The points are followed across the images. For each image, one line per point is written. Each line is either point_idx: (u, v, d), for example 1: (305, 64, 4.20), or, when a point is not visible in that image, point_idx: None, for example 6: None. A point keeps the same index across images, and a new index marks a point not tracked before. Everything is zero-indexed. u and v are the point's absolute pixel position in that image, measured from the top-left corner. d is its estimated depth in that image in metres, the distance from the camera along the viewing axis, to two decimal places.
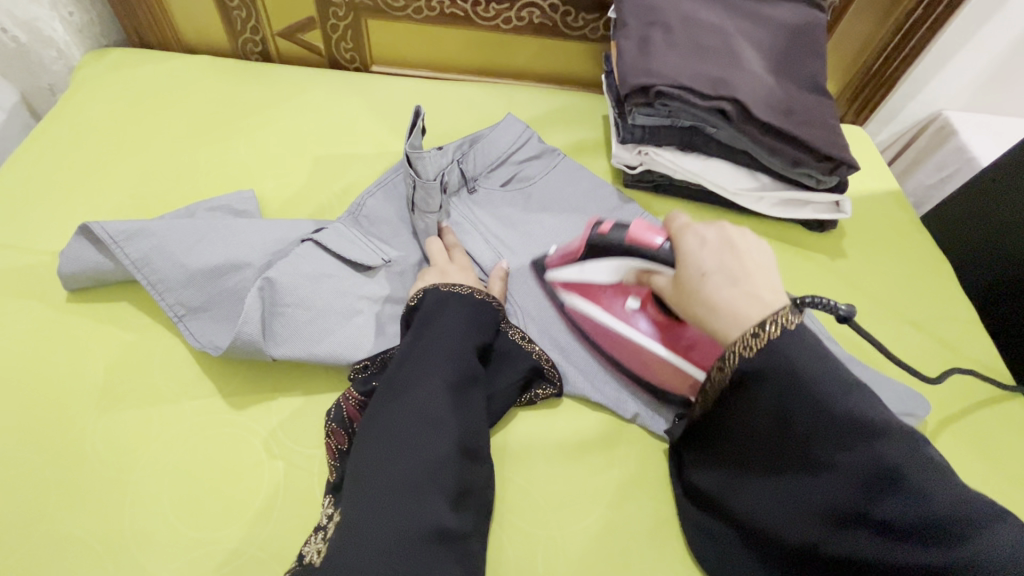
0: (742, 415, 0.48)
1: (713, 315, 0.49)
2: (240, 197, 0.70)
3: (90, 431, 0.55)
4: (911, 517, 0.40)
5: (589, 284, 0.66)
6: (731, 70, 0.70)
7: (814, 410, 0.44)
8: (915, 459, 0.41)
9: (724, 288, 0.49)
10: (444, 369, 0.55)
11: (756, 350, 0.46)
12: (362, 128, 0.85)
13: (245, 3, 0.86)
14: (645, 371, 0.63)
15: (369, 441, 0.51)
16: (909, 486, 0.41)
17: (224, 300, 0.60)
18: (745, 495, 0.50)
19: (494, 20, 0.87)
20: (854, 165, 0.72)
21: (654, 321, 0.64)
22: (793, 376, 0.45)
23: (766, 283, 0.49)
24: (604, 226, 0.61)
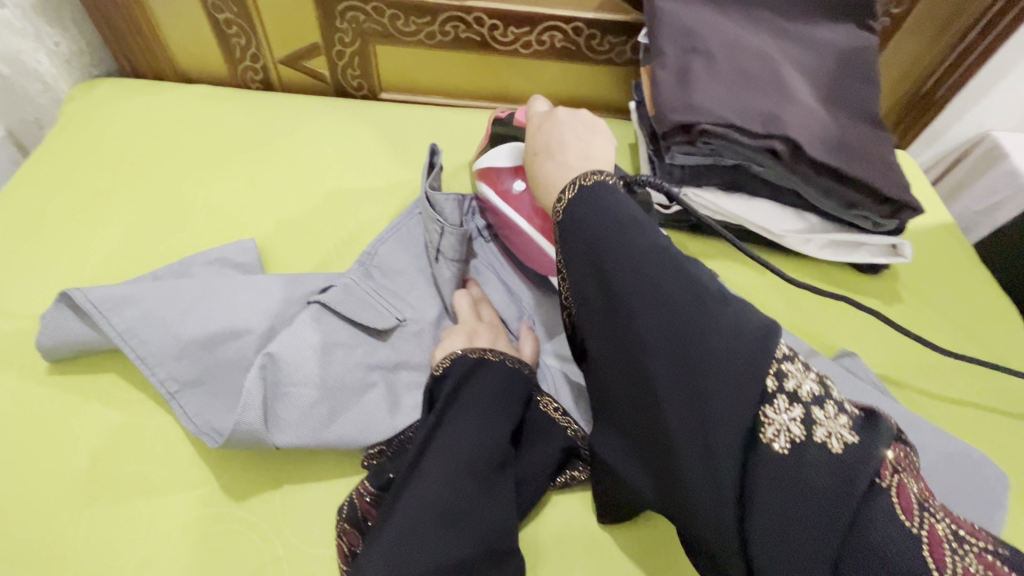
0: (579, 299, 0.46)
1: (540, 186, 0.53)
2: (240, 248, 0.64)
3: (70, 529, 0.48)
4: (677, 334, 0.39)
5: (488, 166, 0.66)
6: (782, 103, 0.63)
7: (642, 279, 0.41)
8: (656, 264, 0.41)
9: (547, 165, 0.52)
10: (466, 453, 0.48)
11: (559, 214, 0.47)
12: (371, 163, 0.78)
13: (245, 30, 0.80)
14: (523, 252, 0.64)
15: (380, 546, 0.45)
16: (664, 296, 0.40)
17: (222, 373, 0.54)
18: (591, 383, 0.48)
19: (512, 44, 0.80)
20: (918, 207, 0.65)
21: (531, 204, 0.62)
22: (613, 239, 0.43)
23: (584, 152, 0.51)
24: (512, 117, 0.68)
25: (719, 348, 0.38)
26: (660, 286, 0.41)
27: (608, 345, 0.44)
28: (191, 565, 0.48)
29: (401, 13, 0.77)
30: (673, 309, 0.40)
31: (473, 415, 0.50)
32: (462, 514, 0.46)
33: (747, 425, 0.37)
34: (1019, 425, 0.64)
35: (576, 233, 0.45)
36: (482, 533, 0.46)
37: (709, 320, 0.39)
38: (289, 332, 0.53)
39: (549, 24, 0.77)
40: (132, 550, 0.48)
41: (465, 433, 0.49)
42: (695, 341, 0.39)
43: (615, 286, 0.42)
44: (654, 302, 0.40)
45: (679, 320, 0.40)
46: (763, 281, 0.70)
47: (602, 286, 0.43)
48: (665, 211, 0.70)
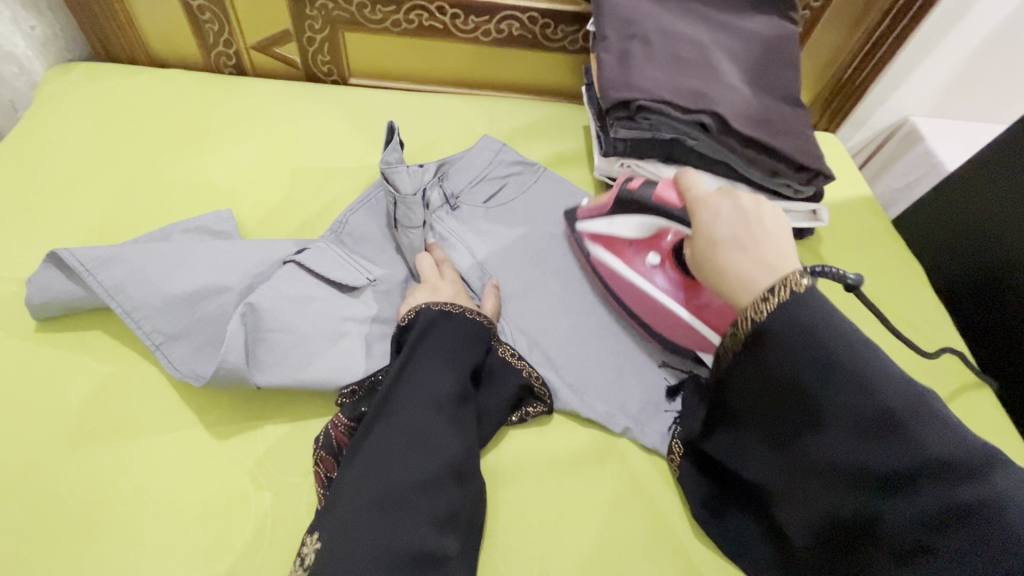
0: (773, 402, 0.48)
1: (726, 280, 0.49)
2: (218, 217, 0.69)
3: (64, 467, 0.52)
4: (905, 465, 0.41)
5: (613, 237, 0.68)
6: (710, 82, 0.71)
7: (880, 417, 0.42)
8: (914, 408, 0.42)
9: (736, 257, 0.49)
10: (430, 387, 0.54)
11: (766, 315, 0.46)
12: (342, 144, 0.83)
13: (217, 16, 0.84)
14: (670, 331, 0.65)
15: (355, 468, 0.51)
16: (906, 434, 0.41)
17: (204, 326, 0.58)
18: (759, 465, 0.51)
19: (473, 32, 0.86)
20: (830, 173, 0.73)
21: (673, 279, 0.66)
22: (833, 360, 0.44)
23: (776, 250, 0.49)
24: (632, 183, 0.64)
25: (964, 497, 0.40)
26: (903, 424, 0.41)
27: (806, 454, 0.46)
28: (178, 497, 0.52)
29: (368, 2, 0.82)
30: (917, 452, 0.41)
31: (435, 354, 0.57)
32: (426, 437, 0.52)
33: (976, 563, 0.39)
34: (921, 369, 0.72)
35: (783, 343, 0.45)
36: (446, 454, 0.52)
37: (956, 460, 0.40)
38: (267, 286, 0.58)
39: (506, 13, 0.84)
40: (120, 486, 0.52)
41: (429, 371, 0.55)
42: (933, 482, 0.41)
43: (836, 414, 0.44)
44: (867, 428, 0.43)
45: (912, 463, 0.41)
46: None
47: (825, 408, 0.44)
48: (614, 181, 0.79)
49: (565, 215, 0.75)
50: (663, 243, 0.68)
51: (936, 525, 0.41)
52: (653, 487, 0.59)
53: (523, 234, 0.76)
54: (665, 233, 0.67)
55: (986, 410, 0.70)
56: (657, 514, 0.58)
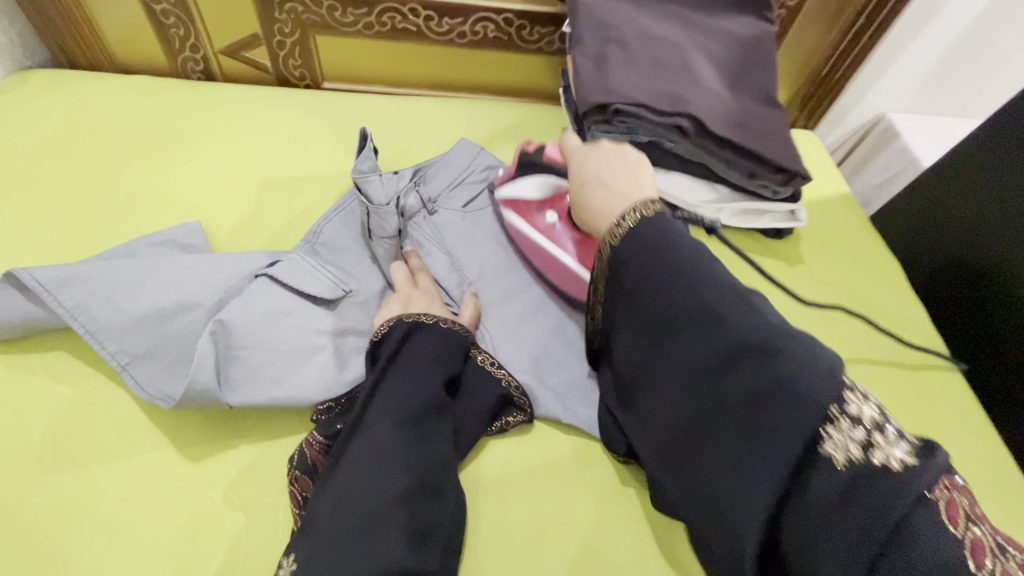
0: (640, 324, 0.50)
1: (593, 215, 0.56)
2: (187, 230, 0.67)
3: (25, 497, 0.50)
4: (735, 347, 0.43)
5: (519, 200, 0.71)
6: (687, 85, 0.70)
7: (715, 314, 0.45)
8: (739, 305, 0.44)
9: (602, 196, 0.55)
10: (406, 398, 0.53)
11: (620, 236, 0.51)
12: (316, 150, 0.81)
13: (183, 20, 0.82)
14: (566, 284, 0.67)
15: (331, 487, 0.49)
16: (728, 325, 0.44)
17: (174, 344, 0.57)
18: (640, 401, 0.50)
19: (448, 34, 0.85)
20: (807, 174, 0.73)
21: (570, 235, 0.67)
22: (670, 268, 0.48)
23: (633, 183, 0.56)
24: (529, 147, 0.71)
25: (786, 378, 0.40)
26: (737, 320, 0.43)
27: (668, 367, 0.48)
28: (145, 524, 0.50)
29: (339, 5, 0.80)
30: (737, 338, 0.43)
31: (410, 365, 0.56)
32: (400, 451, 0.51)
33: (800, 441, 0.38)
34: (902, 366, 0.73)
35: (637, 262, 0.49)
36: (421, 468, 0.51)
37: (765, 341, 0.42)
38: (238, 302, 0.57)
39: (481, 15, 0.82)
40: (85, 515, 0.50)
41: (403, 382, 0.54)
42: (764, 376, 0.41)
43: (680, 316, 0.47)
44: (704, 322, 0.45)
45: (736, 352, 0.43)
46: None
47: (675, 316, 0.47)
48: None
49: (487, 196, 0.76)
50: (561, 202, 0.69)
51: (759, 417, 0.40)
52: (637, 495, 0.58)
53: (503, 238, 0.75)
54: (560, 190, 0.69)
55: (966, 405, 0.70)
56: (642, 522, 0.57)
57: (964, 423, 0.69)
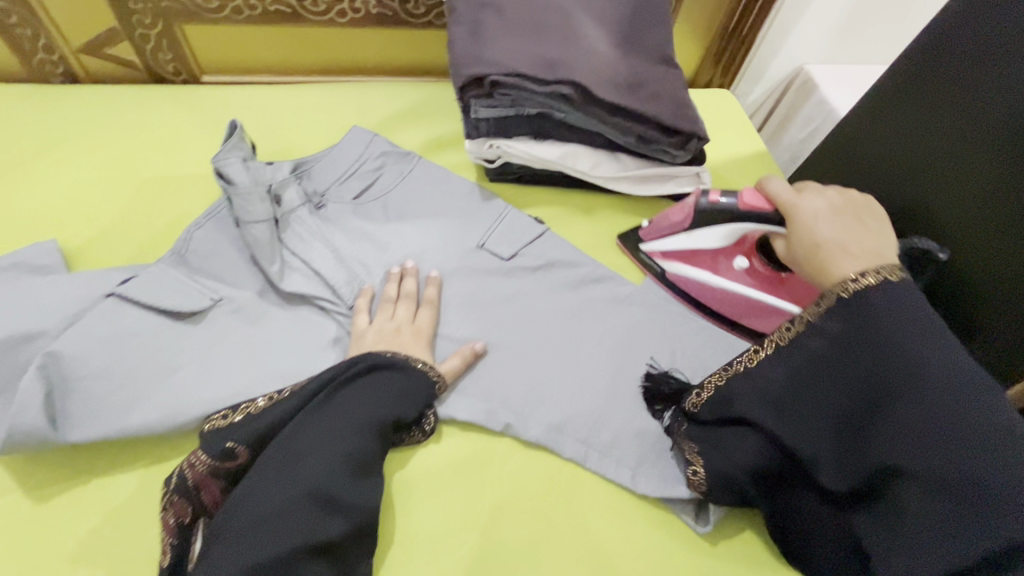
0: (834, 352, 0.48)
1: (824, 275, 0.53)
2: (38, 250, 0.61)
3: None
4: (971, 438, 0.41)
5: (697, 251, 0.68)
6: (569, 49, 0.66)
7: (927, 374, 0.43)
8: (976, 390, 0.42)
9: (837, 256, 0.52)
10: (353, 440, 0.50)
11: (853, 292, 0.49)
12: (192, 150, 0.75)
13: (27, 19, 0.74)
14: (767, 321, 0.66)
15: (247, 531, 0.45)
16: (964, 408, 0.42)
17: (14, 378, 0.51)
18: (806, 441, 0.48)
19: (326, 13, 0.79)
20: (705, 137, 0.71)
21: (760, 274, 0.66)
22: (890, 328, 0.46)
23: (872, 253, 0.52)
24: (713, 195, 0.62)
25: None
26: (963, 399, 0.42)
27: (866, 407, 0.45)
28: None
29: None
30: (972, 430, 0.41)
31: (361, 401, 0.52)
32: (338, 496, 0.48)
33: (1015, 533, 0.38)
34: None
35: (858, 315, 0.47)
36: (356, 512, 0.48)
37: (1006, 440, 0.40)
38: (79, 328, 0.52)
39: None
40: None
41: (350, 421, 0.51)
42: (969, 449, 0.41)
43: (889, 377, 0.44)
44: (925, 396, 0.43)
45: (968, 442, 0.41)
46: (588, 223, 0.75)
47: (882, 358, 0.45)
48: (493, 166, 0.72)
49: (619, 241, 0.73)
50: (748, 241, 0.66)
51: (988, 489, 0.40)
52: (541, 482, 0.56)
53: (396, 229, 0.69)
54: (752, 234, 0.65)
55: None
56: (544, 514, 0.54)
57: None
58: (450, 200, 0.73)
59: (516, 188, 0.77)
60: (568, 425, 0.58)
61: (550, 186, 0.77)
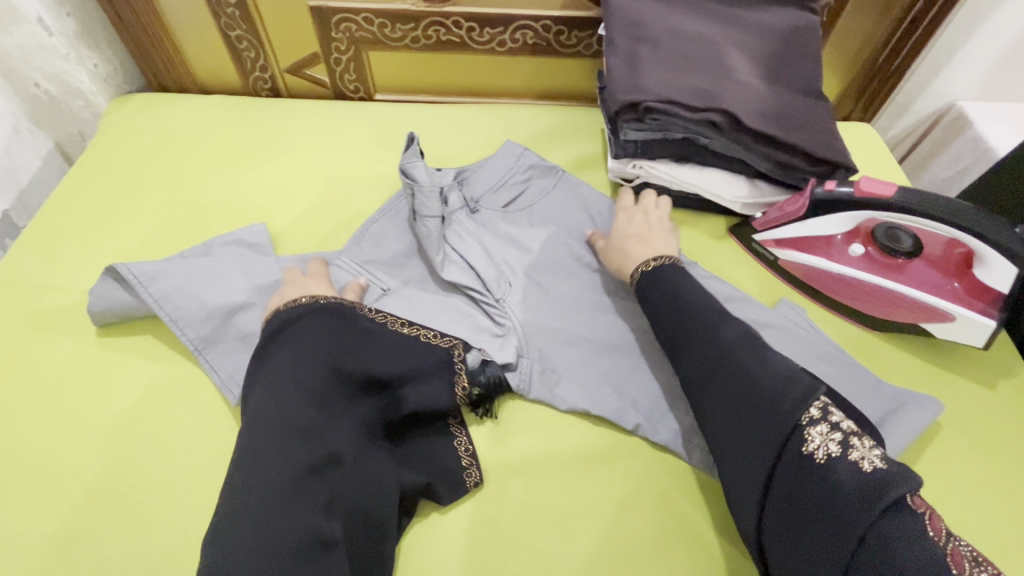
0: (661, 325, 0.59)
1: (627, 260, 0.67)
2: (253, 231, 0.75)
3: (118, 457, 0.59)
4: (744, 384, 0.51)
5: (812, 239, 0.71)
6: (721, 80, 0.70)
7: (707, 337, 0.55)
8: (742, 342, 0.53)
9: (636, 247, 0.67)
10: (304, 371, 0.54)
11: (659, 260, 0.64)
12: (368, 156, 0.88)
13: (253, 44, 0.91)
14: (884, 307, 0.68)
15: (248, 449, 0.50)
16: (734, 364, 0.52)
17: (239, 335, 0.64)
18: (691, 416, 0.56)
19: (489, 43, 0.89)
20: (853, 169, 0.71)
21: (878, 261, 0.68)
22: (684, 303, 0.58)
23: (642, 241, 0.68)
24: (829, 184, 0.68)
25: (771, 392, 0.49)
26: (733, 354, 0.53)
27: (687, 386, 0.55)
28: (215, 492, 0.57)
29: (387, 21, 0.86)
30: (741, 374, 0.51)
31: (320, 335, 0.57)
32: (309, 430, 0.51)
33: (782, 441, 0.47)
34: (964, 366, 0.68)
35: (664, 293, 0.60)
36: (328, 446, 0.52)
37: (764, 381, 0.50)
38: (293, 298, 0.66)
39: (520, 23, 0.86)
40: (164, 481, 0.57)
41: (314, 356, 0.55)
42: (738, 389, 0.51)
43: (687, 347, 0.56)
44: (713, 354, 0.54)
45: (749, 386, 0.50)
46: (720, 246, 0.77)
47: (680, 332, 0.57)
48: (628, 185, 0.78)
49: (728, 233, 0.78)
50: (861, 229, 0.70)
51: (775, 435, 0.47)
52: (664, 485, 0.59)
53: (539, 236, 0.76)
54: (867, 221, 0.68)
55: None
56: (667, 514, 0.57)
57: None
58: (589, 216, 0.79)
59: None
60: (695, 432, 0.61)
61: (683, 208, 0.81)
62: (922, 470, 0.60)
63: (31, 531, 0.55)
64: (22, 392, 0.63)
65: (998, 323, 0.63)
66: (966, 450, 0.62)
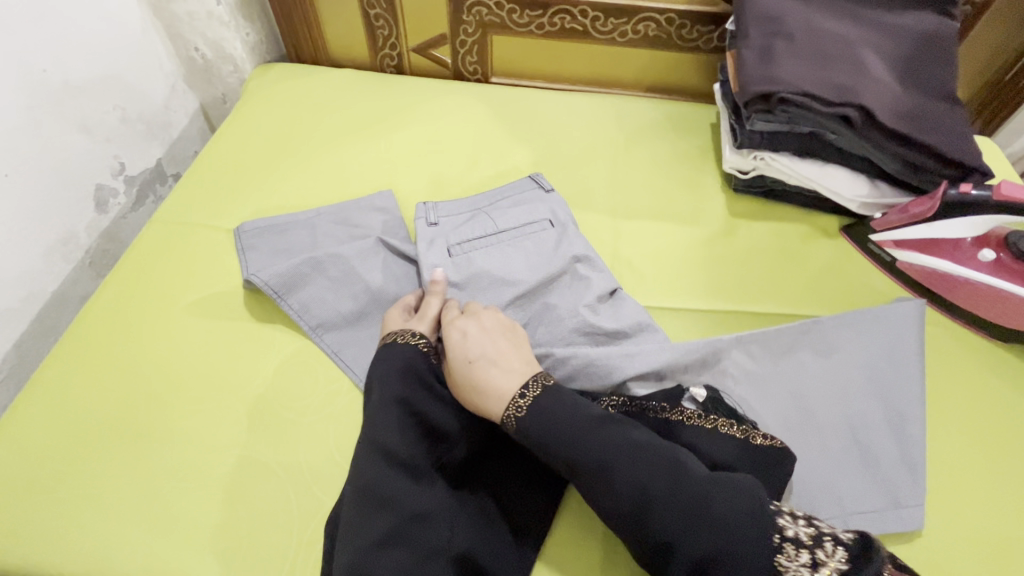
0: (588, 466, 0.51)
1: (481, 395, 0.56)
2: (382, 196, 0.82)
3: (271, 381, 0.66)
4: (698, 531, 0.47)
5: (938, 241, 0.71)
6: (856, 76, 0.71)
7: (621, 477, 0.50)
8: (647, 475, 0.50)
9: (486, 370, 0.57)
10: (376, 430, 0.54)
11: (523, 410, 0.54)
12: (486, 134, 0.93)
13: (388, 22, 0.97)
14: (1010, 317, 0.67)
15: (350, 513, 0.51)
16: (681, 509, 0.48)
17: (367, 337, 0.69)
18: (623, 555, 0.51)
19: (611, 33, 0.92)
20: (987, 174, 0.71)
21: (1010, 268, 0.67)
22: (564, 432, 0.52)
23: (509, 373, 0.57)
24: (963, 186, 0.68)
25: (727, 525, 0.47)
26: (654, 492, 0.49)
27: (624, 524, 0.49)
28: (357, 423, 0.63)
29: (517, 7, 0.91)
30: (694, 515, 0.48)
31: (370, 418, 0.56)
32: (393, 493, 0.51)
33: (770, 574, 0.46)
34: None
35: (535, 426, 0.53)
36: (411, 505, 0.51)
37: (720, 518, 0.47)
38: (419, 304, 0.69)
39: (644, 15, 0.89)
40: (314, 409, 0.64)
41: (374, 440, 0.54)
42: (699, 534, 0.47)
43: (627, 492, 0.49)
44: (649, 501, 0.49)
45: (702, 531, 0.47)
46: (833, 245, 0.78)
47: (593, 472, 0.50)
48: (744, 176, 0.79)
49: (840, 232, 0.79)
50: (992, 236, 0.69)
51: (715, 566, 0.46)
52: None
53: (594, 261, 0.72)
54: (997, 227, 0.69)
55: None
56: None
57: None
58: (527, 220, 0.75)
59: (763, 200, 0.82)
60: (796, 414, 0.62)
61: (797, 205, 0.82)
62: None
63: (200, 435, 0.62)
64: (191, 317, 0.71)
65: None
66: None
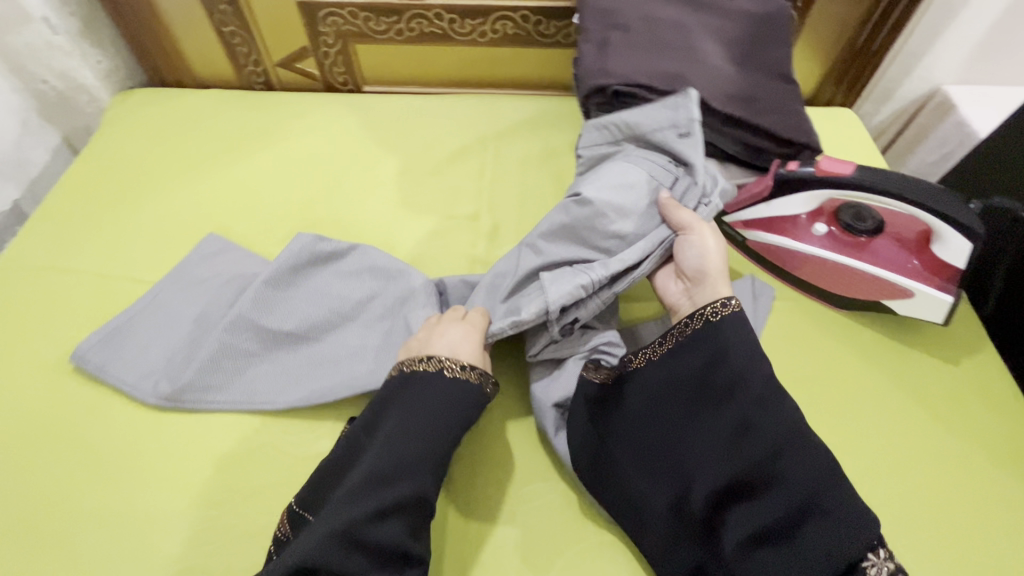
0: (742, 386, 0.54)
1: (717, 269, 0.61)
2: (208, 242, 0.78)
3: (114, 426, 0.64)
4: (815, 488, 0.49)
5: (777, 220, 0.73)
6: (688, 63, 0.72)
7: (772, 406, 0.53)
8: (796, 424, 0.52)
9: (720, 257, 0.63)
10: (408, 466, 0.52)
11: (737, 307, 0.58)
12: (353, 145, 0.91)
13: (245, 39, 0.95)
14: (848, 286, 0.70)
15: (349, 550, 0.48)
16: (816, 470, 0.50)
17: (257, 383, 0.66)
18: (709, 477, 0.52)
19: (471, 34, 0.92)
20: (818, 149, 0.74)
21: (842, 240, 0.70)
22: (740, 347, 0.55)
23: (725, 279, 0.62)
24: (790, 165, 0.69)
25: (852, 500, 0.49)
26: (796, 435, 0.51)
27: (741, 448, 0.52)
28: (208, 464, 0.62)
29: (373, 15, 0.90)
30: (814, 476, 0.50)
31: (415, 448, 0.53)
32: (405, 539, 0.50)
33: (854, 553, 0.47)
34: (915, 344, 0.70)
35: (712, 334, 0.56)
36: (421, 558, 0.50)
37: (833, 489, 0.49)
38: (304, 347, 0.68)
39: (499, 14, 0.89)
40: (162, 453, 0.63)
41: (409, 475, 0.51)
42: (822, 484, 0.49)
43: (770, 426, 0.52)
44: (789, 435, 0.51)
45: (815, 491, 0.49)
46: None
47: (751, 392, 0.54)
48: None
49: None
50: (825, 209, 0.71)
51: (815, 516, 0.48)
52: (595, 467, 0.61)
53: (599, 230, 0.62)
54: (829, 201, 0.70)
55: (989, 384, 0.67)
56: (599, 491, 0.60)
57: (979, 403, 0.66)
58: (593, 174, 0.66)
59: None
60: None
61: None
62: (864, 442, 0.63)
63: (35, 491, 0.60)
64: (31, 366, 0.68)
65: (956, 298, 0.66)
66: (910, 422, 0.64)
